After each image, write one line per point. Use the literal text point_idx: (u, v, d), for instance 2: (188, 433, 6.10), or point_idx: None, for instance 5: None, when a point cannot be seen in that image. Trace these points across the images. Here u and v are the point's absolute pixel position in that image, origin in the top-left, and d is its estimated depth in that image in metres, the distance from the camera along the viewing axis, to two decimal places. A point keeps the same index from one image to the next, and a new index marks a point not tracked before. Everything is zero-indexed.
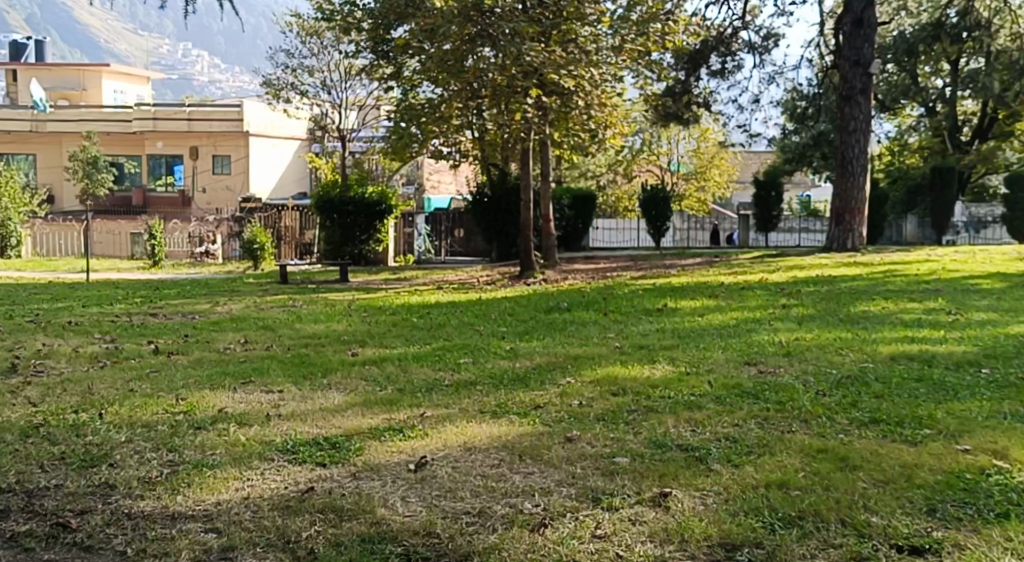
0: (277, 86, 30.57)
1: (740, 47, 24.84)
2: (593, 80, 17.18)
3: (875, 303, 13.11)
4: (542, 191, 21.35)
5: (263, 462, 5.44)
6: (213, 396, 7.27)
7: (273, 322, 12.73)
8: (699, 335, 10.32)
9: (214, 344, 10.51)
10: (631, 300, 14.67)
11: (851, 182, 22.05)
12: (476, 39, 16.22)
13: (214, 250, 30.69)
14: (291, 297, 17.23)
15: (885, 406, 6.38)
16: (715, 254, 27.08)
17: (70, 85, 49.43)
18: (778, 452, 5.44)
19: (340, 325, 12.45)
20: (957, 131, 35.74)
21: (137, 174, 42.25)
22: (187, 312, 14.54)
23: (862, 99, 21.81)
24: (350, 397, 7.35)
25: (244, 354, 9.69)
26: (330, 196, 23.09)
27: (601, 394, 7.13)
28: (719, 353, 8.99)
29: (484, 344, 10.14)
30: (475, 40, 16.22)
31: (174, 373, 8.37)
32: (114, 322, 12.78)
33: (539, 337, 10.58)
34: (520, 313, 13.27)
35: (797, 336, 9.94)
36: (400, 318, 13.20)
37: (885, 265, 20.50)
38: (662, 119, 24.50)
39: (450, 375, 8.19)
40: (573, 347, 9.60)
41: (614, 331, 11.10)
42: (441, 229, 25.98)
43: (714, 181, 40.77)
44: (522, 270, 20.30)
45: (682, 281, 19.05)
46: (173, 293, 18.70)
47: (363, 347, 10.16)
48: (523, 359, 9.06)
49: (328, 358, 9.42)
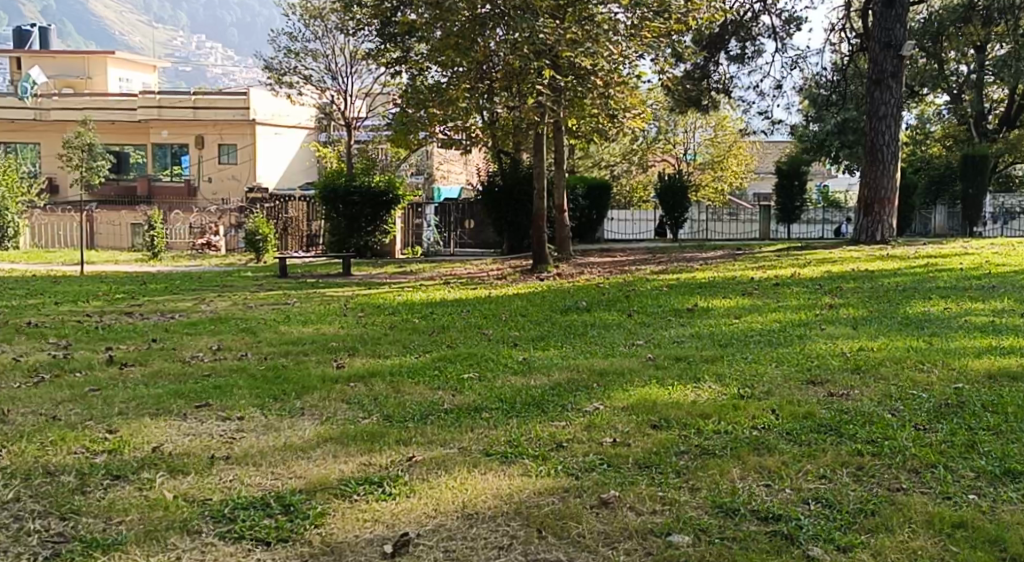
0: (279, 71, 29.14)
1: (761, 30, 23.13)
2: (611, 59, 15.71)
3: (933, 302, 11.61)
4: (555, 179, 19.79)
5: (185, 540, 4.22)
6: (156, 425, 5.87)
7: (256, 324, 11.29)
8: (740, 344, 8.85)
9: (180, 352, 9.10)
10: (656, 299, 13.19)
11: (881, 170, 20.46)
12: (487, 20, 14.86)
13: (217, 242, 29.02)
14: (286, 294, 15.82)
15: (1016, 448, 4.90)
16: (737, 246, 25.64)
17: (74, 72, 47.73)
18: (895, 529, 4.15)
19: (331, 328, 11.01)
20: (983, 118, 34.27)
21: (142, 163, 40.52)
22: (167, 312, 13.13)
23: (893, 83, 20.21)
24: (325, 427, 5.92)
25: (211, 365, 8.29)
26: (335, 184, 21.68)
27: (641, 424, 5.70)
28: (772, 367, 7.53)
29: (495, 353, 8.71)
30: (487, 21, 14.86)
31: (124, 393, 6.92)
32: (79, 325, 11.36)
33: (556, 346, 9.14)
34: (532, 315, 11.85)
35: (859, 346, 8.42)
36: (401, 319, 11.80)
37: (923, 259, 18.92)
38: (682, 105, 22.88)
39: (450, 397, 6.74)
40: (596, 358, 8.13)
41: (642, 338, 9.64)
42: (449, 220, 24.36)
43: (732, 171, 39.21)
44: (535, 263, 18.85)
45: (707, 277, 17.48)
46: (159, 288, 17.23)
47: (350, 358, 8.71)
48: (539, 374, 7.61)
49: (308, 371, 7.97)
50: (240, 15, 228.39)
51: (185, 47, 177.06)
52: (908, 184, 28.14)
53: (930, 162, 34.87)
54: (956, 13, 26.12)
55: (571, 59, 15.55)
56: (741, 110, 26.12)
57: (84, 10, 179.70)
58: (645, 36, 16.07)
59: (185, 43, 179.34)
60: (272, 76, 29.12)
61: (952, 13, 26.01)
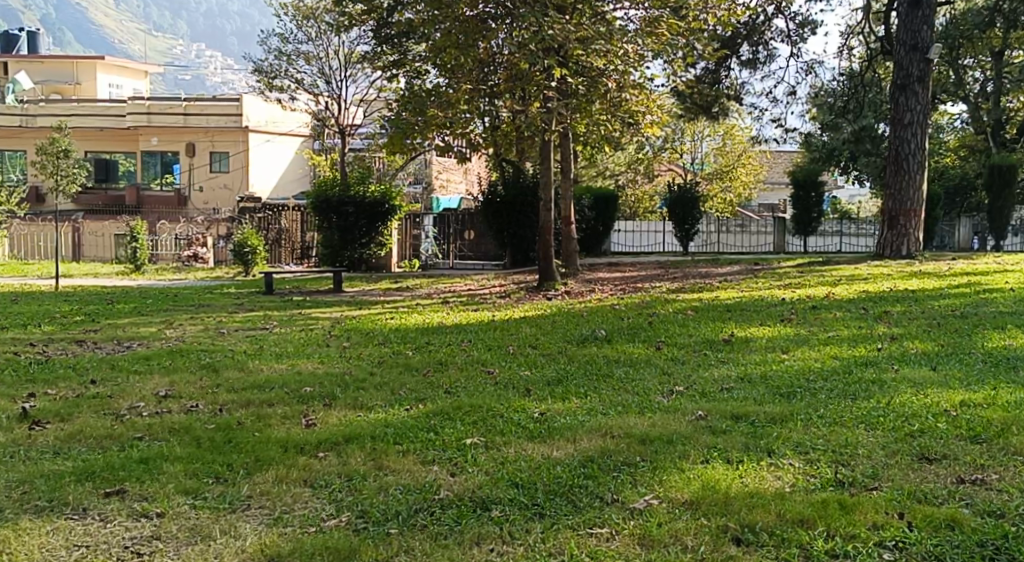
0: (270, 73, 27.39)
1: (775, 33, 21.52)
2: (627, 60, 13.97)
3: (1013, 335, 9.90)
4: (562, 190, 18.10)
5: None
6: (34, 535, 4.54)
7: (220, 359, 9.64)
8: (805, 394, 7.15)
9: (117, 401, 7.43)
10: (684, 327, 11.48)
11: (906, 180, 18.71)
12: (488, 21, 13.24)
13: (205, 254, 27.25)
14: (267, 316, 14.12)
15: None
16: (755, 260, 24.03)
17: (62, 77, 45.63)
18: None
19: (308, 364, 9.34)
20: (1001, 128, 31.19)
21: (132, 172, 38.60)
22: (126, 340, 11.45)
23: (920, 88, 18.49)
24: (280, 545, 4.44)
25: (147, 422, 6.62)
26: (328, 194, 20.05)
27: (717, 533, 4.41)
28: (861, 431, 5.85)
29: (501, 405, 7.05)
30: (487, 22, 13.24)
31: (14, 470, 5.29)
32: (12, 359, 9.65)
33: (576, 395, 7.44)
34: (543, 347, 10.18)
35: (956, 399, 6.73)
36: (389, 351, 10.12)
37: (961, 277, 17.21)
38: (692, 112, 21.26)
39: (448, 480, 5.15)
40: (631, 416, 6.47)
41: (681, 382, 7.97)
42: (448, 231, 22.50)
43: (741, 180, 37.61)
44: (541, 281, 17.19)
45: (731, 297, 15.80)
46: (129, 308, 15.55)
47: (325, 411, 7.03)
48: (561, 440, 5.95)
49: (267, 432, 6.28)
50: (238, 23, 227.65)
51: (184, 55, 176.14)
52: (934, 194, 26.48)
53: (945, 172, 32.86)
54: (981, 15, 23.65)
55: (582, 60, 13.82)
56: (752, 118, 24.53)
57: (83, 18, 178.77)
58: (660, 32, 14.18)
59: (184, 52, 178.18)
60: (262, 79, 27.38)
61: (974, 17, 23.83)
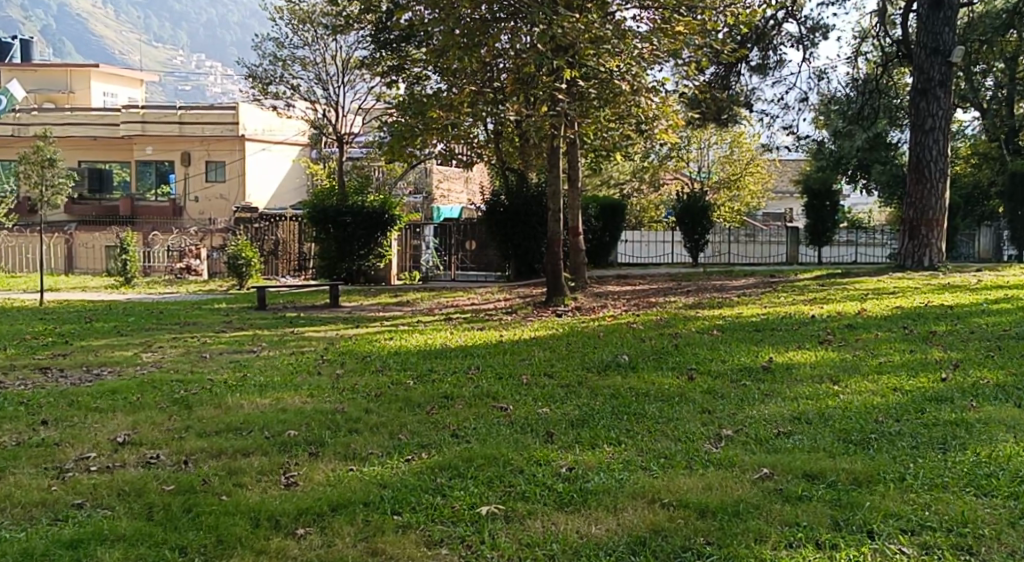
0: (264, 79, 26.23)
1: (786, 38, 20.38)
2: (642, 61, 12.75)
3: None
4: (569, 200, 16.94)
5: None
6: None
7: (196, 391, 8.47)
8: (883, 442, 5.99)
9: (65, 450, 6.29)
10: (716, 352, 10.29)
11: (928, 189, 17.49)
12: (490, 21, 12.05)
13: (198, 265, 25.91)
14: (256, 335, 12.95)
15: None
16: (771, 272, 22.89)
17: (56, 85, 44.40)
18: None
19: (293, 397, 8.14)
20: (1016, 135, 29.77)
21: (126, 182, 37.43)
22: (96, 366, 10.26)
23: (942, 93, 17.31)
24: None
25: (93, 479, 5.54)
26: (325, 203, 18.92)
27: None
28: (970, 503, 4.78)
29: (520, 456, 5.88)
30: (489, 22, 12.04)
31: None
32: None
33: (609, 442, 6.28)
34: (560, 377, 9.01)
35: None
36: (387, 381, 8.91)
37: (998, 290, 16.02)
38: (702, 121, 20.12)
39: None
40: (682, 474, 5.36)
41: (729, 424, 6.77)
42: (449, 242, 21.28)
43: (748, 190, 36.56)
44: (549, 295, 15.95)
45: (754, 313, 14.67)
46: (107, 326, 14.36)
47: (311, 463, 5.90)
48: (599, 508, 4.87)
49: (240, 494, 5.23)
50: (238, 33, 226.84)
51: (183, 64, 174.91)
52: (954, 204, 25.32)
53: (961, 179, 31.69)
54: (999, 17, 22.01)
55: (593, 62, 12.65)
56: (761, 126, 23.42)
57: (81, 28, 177.62)
58: (677, 31, 12.84)
59: (183, 63, 177.34)
60: (257, 86, 26.26)
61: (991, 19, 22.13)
